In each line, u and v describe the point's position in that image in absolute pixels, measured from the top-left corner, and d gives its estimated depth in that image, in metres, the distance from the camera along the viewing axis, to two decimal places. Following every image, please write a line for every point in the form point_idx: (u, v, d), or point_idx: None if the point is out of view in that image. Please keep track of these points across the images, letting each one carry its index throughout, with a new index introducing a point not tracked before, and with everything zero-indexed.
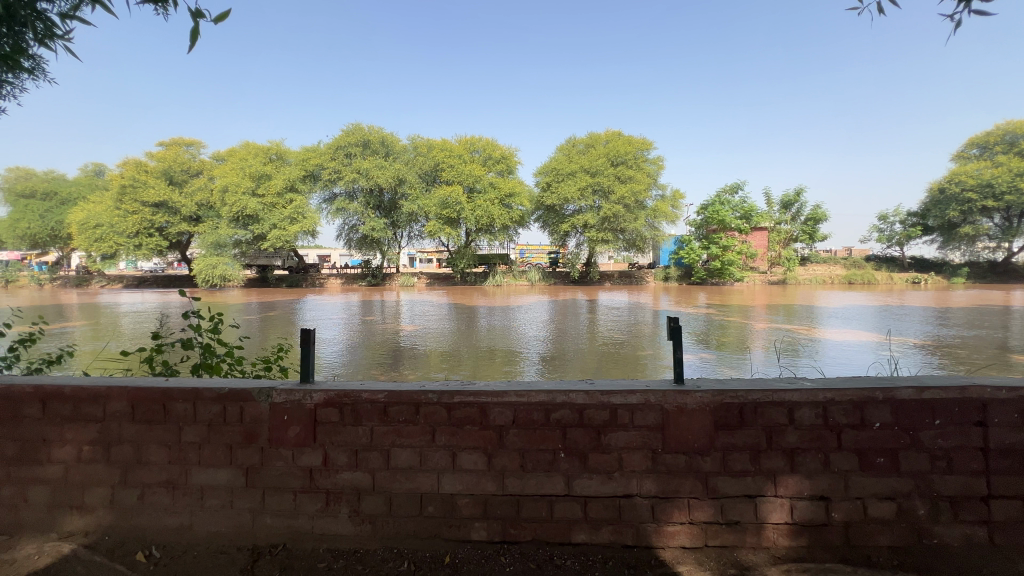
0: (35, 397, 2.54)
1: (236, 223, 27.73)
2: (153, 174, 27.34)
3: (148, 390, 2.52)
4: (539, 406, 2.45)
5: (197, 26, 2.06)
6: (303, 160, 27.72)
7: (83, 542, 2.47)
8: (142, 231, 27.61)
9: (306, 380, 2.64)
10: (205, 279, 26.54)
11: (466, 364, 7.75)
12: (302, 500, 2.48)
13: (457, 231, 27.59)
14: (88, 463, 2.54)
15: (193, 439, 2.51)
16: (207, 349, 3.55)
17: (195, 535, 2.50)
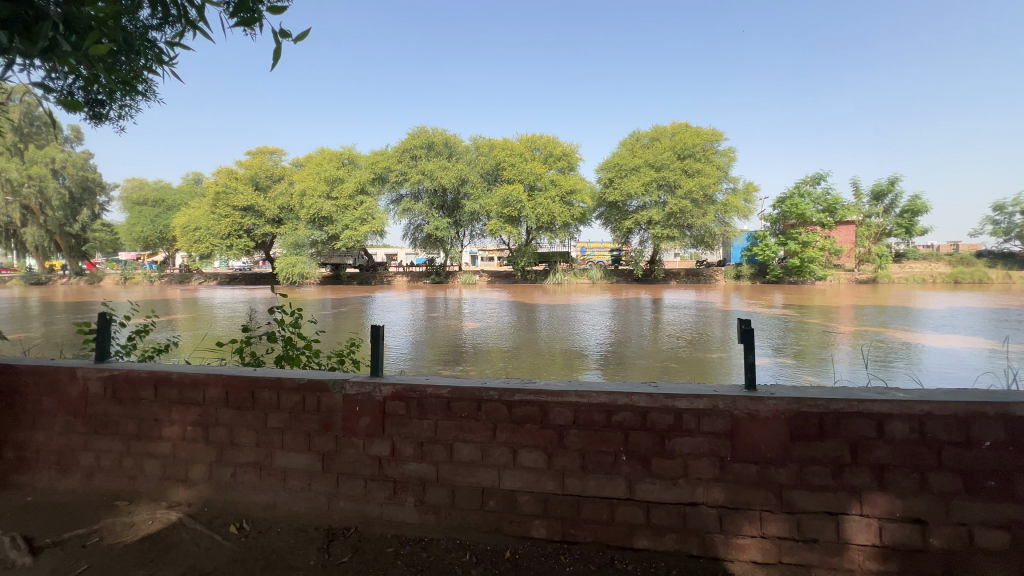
0: (149, 381, 2.89)
1: (313, 224, 29.73)
2: (242, 181, 29.97)
3: (240, 378, 2.78)
4: (600, 407, 2.43)
5: (279, 45, 2.21)
6: (373, 163, 29.20)
7: (187, 511, 2.78)
8: (233, 233, 30.38)
9: (376, 373, 2.79)
10: (286, 277, 28.74)
11: (527, 362, 7.83)
12: (372, 487, 2.62)
13: (518, 229, 27.78)
14: (190, 442, 2.85)
15: (277, 425, 2.74)
16: (288, 342, 3.85)
17: (279, 513, 2.72)
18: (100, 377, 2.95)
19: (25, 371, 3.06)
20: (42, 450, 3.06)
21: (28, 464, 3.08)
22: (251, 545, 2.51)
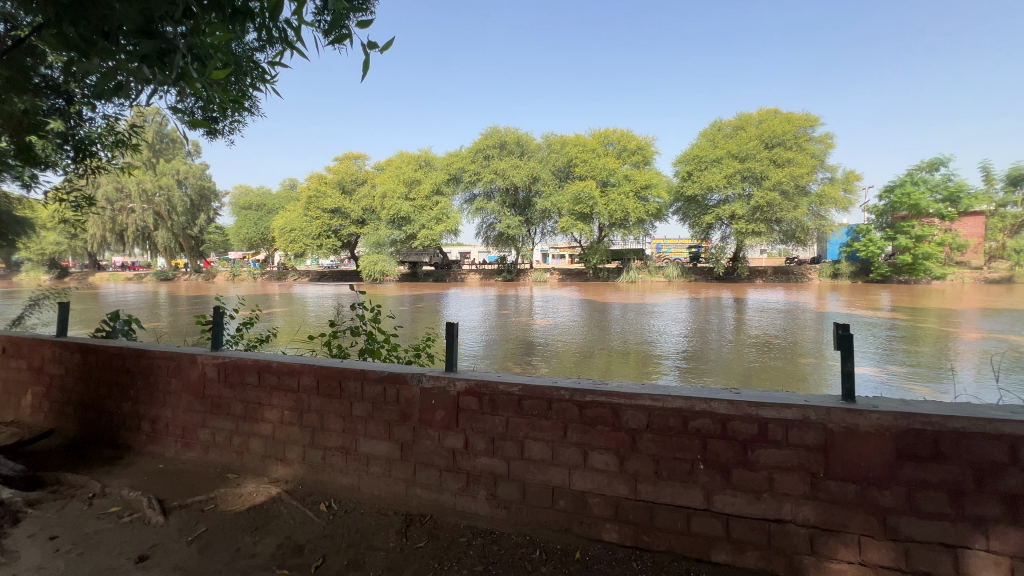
0: (254, 368, 3.23)
1: (393, 224, 31.39)
2: (331, 185, 32.40)
3: (329, 368, 3.01)
4: (676, 412, 2.33)
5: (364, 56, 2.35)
6: (448, 165, 30.29)
7: (284, 487, 3.07)
8: (323, 233, 32.93)
9: (450, 368, 2.89)
10: (369, 274, 30.64)
11: (599, 362, 7.71)
12: (447, 478, 2.73)
13: (590, 227, 27.35)
14: (287, 426, 3.15)
15: (362, 413, 2.93)
16: (371, 336, 4.10)
17: (363, 496, 2.92)
18: (215, 363, 3.35)
19: (158, 355, 3.54)
20: (170, 424, 3.53)
21: (160, 435, 3.58)
22: (338, 524, 2.72)
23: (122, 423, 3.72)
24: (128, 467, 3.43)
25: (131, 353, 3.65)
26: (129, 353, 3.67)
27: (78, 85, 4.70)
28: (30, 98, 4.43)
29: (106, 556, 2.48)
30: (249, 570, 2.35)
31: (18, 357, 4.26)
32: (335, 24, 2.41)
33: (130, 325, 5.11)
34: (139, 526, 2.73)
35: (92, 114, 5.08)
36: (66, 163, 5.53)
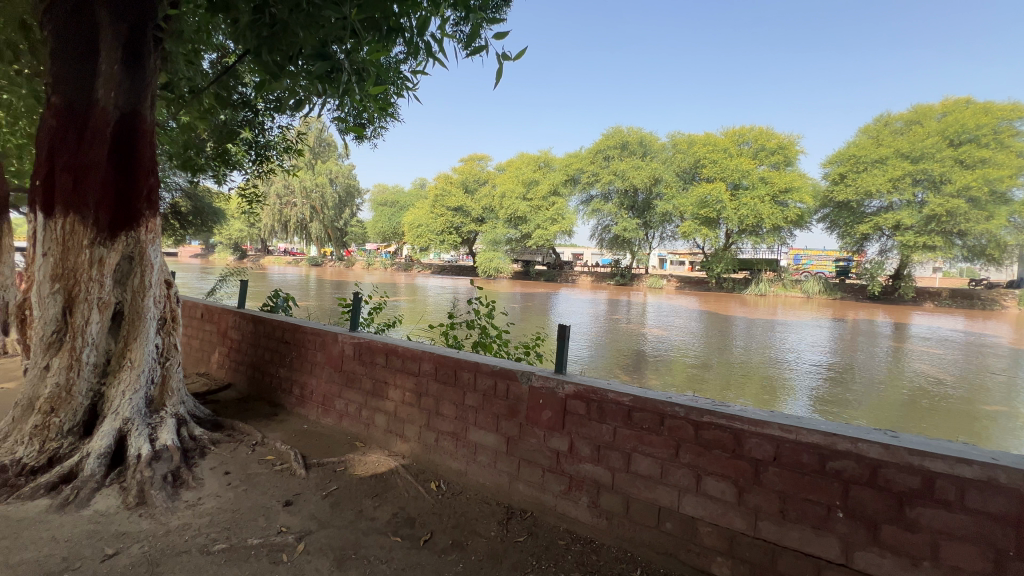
0: (383, 350, 3.57)
1: (510, 223, 32.47)
2: (456, 185, 34.63)
3: (447, 358, 3.21)
4: (811, 447, 2.06)
5: (499, 65, 2.52)
6: (567, 166, 30.18)
7: (401, 462, 3.36)
8: (446, 230, 35.28)
9: (559, 369, 2.89)
10: (484, 271, 32.13)
11: (717, 380, 7.14)
12: (549, 478, 2.75)
13: (716, 232, 25.34)
14: (408, 406, 3.43)
15: (473, 403, 3.08)
16: (484, 330, 4.30)
17: (469, 482, 3.07)
18: (352, 342, 3.78)
19: (308, 331, 4.11)
20: (314, 391, 4.08)
21: (306, 400, 4.15)
22: (446, 505, 2.90)
23: (279, 385, 4.40)
24: (281, 424, 4.04)
25: (289, 327, 4.28)
26: (287, 326, 4.31)
27: (262, 100, 5.63)
28: (230, 111, 5.45)
29: (262, 495, 2.95)
30: (369, 531, 2.62)
31: (210, 321, 5.26)
32: (474, 35, 2.59)
33: (288, 302, 6.00)
34: (286, 475, 3.19)
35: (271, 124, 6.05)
36: (249, 165, 6.65)
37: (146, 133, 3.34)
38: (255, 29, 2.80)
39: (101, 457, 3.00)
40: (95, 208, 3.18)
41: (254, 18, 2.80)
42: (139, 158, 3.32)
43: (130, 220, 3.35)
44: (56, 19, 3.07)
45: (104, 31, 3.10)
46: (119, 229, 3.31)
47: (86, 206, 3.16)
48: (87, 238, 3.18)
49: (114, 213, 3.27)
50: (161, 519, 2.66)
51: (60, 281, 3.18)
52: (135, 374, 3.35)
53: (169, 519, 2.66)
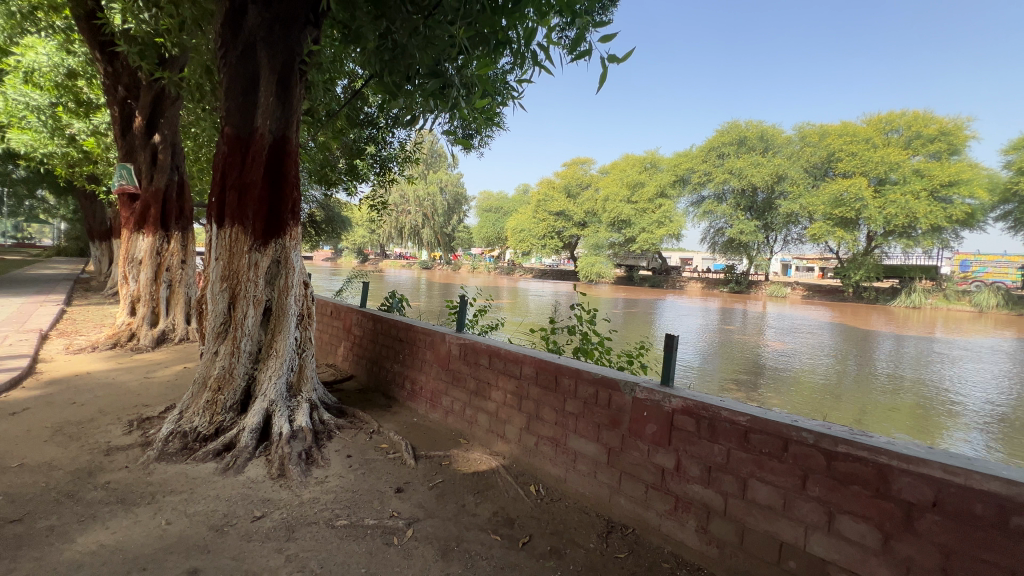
0: (487, 351, 3.68)
1: (613, 227, 31.76)
2: (558, 190, 35.00)
3: (548, 363, 3.21)
4: (986, 497, 1.69)
5: (605, 69, 2.44)
6: (675, 165, 28.68)
7: (502, 462, 3.43)
8: (548, 234, 35.62)
9: (666, 381, 2.73)
10: (585, 276, 32.34)
11: (854, 404, 6.27)
12: (653, 496, 2.62)
13: (854, 234, 22.23)
14: (509, 408, 3.49)
15: (573, 410, 3.04)
16: (585, 336, 4.23)
17: (568, 489, 3.04)
18: (458, 343, 3.96)
19: (419, 330, 4.40)
20: (424, 387, 4.35)
21: (416, 395, 4.44)
22: (545, 509, 2.90)
23: (393, 379, 4.77)
24: (395, 415, 4.37)
25: (403, 326, 4.63)
26: (401, 325, 4.67)
27: (384, 118, 6.17)
28: (357, 130, 6.07)
29: (378, 480, 3.22)
30: (471, 526, 2.71)
31: (338, 318, 5.88)
32: (579, 41, 2.56)
33: (403, 303, 6.49)
34: (398, 464, 3.44)
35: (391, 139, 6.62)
36: (373, 177, 7.34)
37: (293, 153, 3.85)
38: (379, 56, 3.08)
39: (252, 432, 3.51)
40: (252, 219, 3.76)
41: (379, 44, 3.08)
42: (287, 175, 3.83)
43: (278, 230, 3.88)
44: (229, 61, 3.68)
45: (263, 70, 3.64)
46: (270, 237, 3.86)
47: (246, 218, 3.76)
48: (246, 244, 3.78)
49: (267, 224, 3.82)
50: (297, 491, 3.03)
51: (227, 281, 3.81)
52: (279, 362, 3.85)
53: (302, 492, 3.02)
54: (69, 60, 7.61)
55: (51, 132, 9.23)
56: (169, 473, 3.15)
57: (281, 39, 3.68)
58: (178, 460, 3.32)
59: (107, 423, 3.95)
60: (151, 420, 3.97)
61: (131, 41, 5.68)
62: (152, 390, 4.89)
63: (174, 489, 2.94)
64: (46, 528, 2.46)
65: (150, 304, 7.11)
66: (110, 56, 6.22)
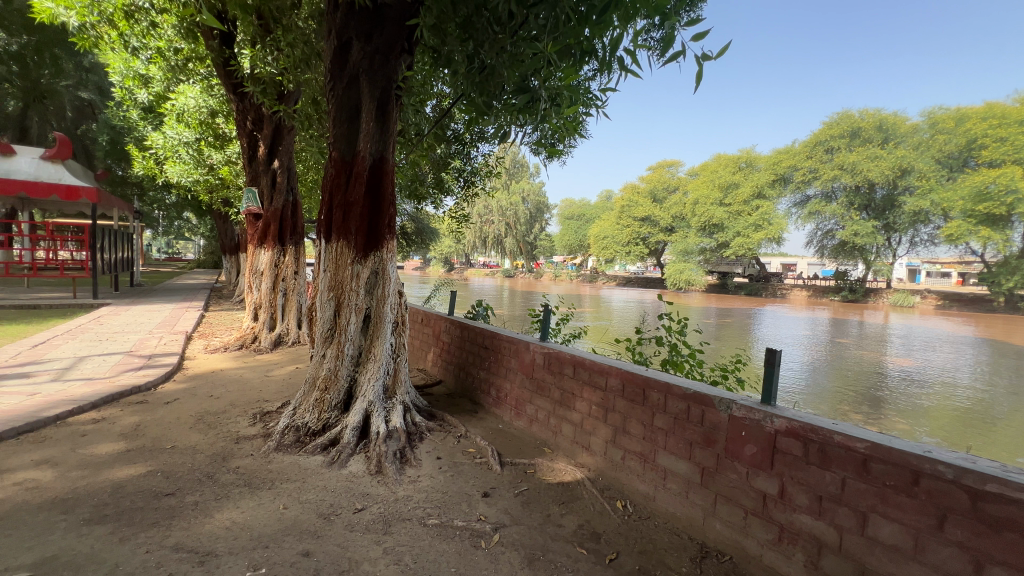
0: (571, 361, 3.66)
1: (703, 232, 30.05)
2: (643, 195, 33.91)
3: (635, 375, 3.12)
4: None
5: (701, 67, 2.38)
6: (774, 164, 26.42)
7: (588, 474, 3.38)
8: (633, 241, 34.63)
9: (767, 400, 2.52)
10: (673, 283, 30.91)
11: (1006, 436, 5.32)
12: (753, 523, 2.43)
13: (1004, 234, 18.94)
14: (594, 420, 3.43)
15: (663, 425, 2.92)
16: (674, 348, 4.03)
17: (657, 507, 2.92)
18: (542, 352, 3.98)
19: (504, 338, 4.49)
20: (509, 394, 4.43)
21: (502, 401, 4.54)
22: (634, 527, 2.81)
23: (480, 386, 4.92)
24: (481, 421, 4.50)
25: (489, 333, 4.76)
26: (487, 333, 4.80)
27: (470, 133, 6.44)
28: (445, 146, 6.40)
29: (465, 483, 3.34)
30: (556, 537, 2.71)
31: (428, 325, 6.21)
32: (669, 43, 2.50)
33: (487, 311, 6.67)
34: (485, 469, 3.54)
35: (475, 153, 6.89)
36: (458, 190, 7.69)
37: (390, 172, 4.15)
38: (470, 78, 3.24)
39: (354, 429, 3.82)
40: (355, 234, 4.11)
41: (468, 66, 3.25)
42: (385, 193, 4.14)
43: (377, 243, 4.20)
44: (337, 92, 4.08)
45: (365, 99, 3.98)
46: (370, 250, 4.19)
47: (349, 233, 4.13)
48: (350, 257, 4.15)
49: (367, 238, 4.16)
50: (392, 488, 3.24)
51: (333, 291, 4.20)
52: (377, 366, 4.16)
53: (398, 489, 3.23)
54: (210, 101, 8.89)
55: (195, 163, 10.82)
56: (285, 462, 3.53)
57: (381, 69, 4.00)
58: (293, 451, 3.71)
59: (236, 415, 4.52)
60: (270, 414, 4.48)
61: (257, 81, 6.50)
62: (271, 388, 5.52)
63: (290, 478, 3.29)
64: (191, 504, 2.87)
65: (269, 311, 8.04)
66: (240, 96, 7.16)
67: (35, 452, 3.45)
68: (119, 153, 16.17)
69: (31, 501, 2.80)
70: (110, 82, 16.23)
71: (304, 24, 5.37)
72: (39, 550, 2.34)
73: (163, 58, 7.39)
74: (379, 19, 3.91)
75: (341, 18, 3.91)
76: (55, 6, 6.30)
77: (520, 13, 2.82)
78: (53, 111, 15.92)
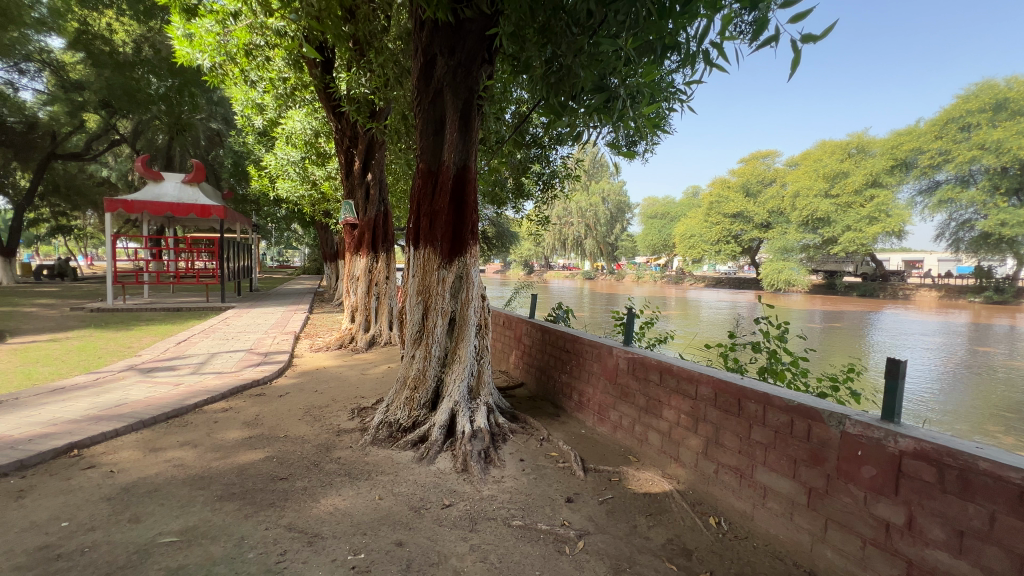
0: (657, 367, 3.51)
1: (806, 227, 27.40)
2: (734, 189, 31.71)
3: (728, 384, 2.91)
4: None
5: (799, 51, 2.18)
6: (892, 147, 23.36)
7: (677, 486, 3.21)
8: (723, 239, 32.60)
9: (890, 417, 2.22)
10: (770, 283, 28.55)
11: None
12: (873, 555, 2.16)
13: None
14: (684, 429, 3.26)
15: (761, 440, 2.70)
16: (774, 355, 3.70)
17: (756, 527, 2.71)
18: (626, 357, 3.86)
19: (587, 343, 4.43)
20: (591, 399, 4.36)
21: (584, 406, 4.48)
22: (729, 546, 2.63)
23: (562, 389, 4.89)
24: (564, 425, 4.48)
25: (571, 337, 4.72)
26: (569, 337, 4.77)
27: (548, 137, 6.48)
28: (525, 151, 6.49)
29: (549, 487, 3.34)
30: (644, 550, 2.62)
31: (509, 328, 6.31)
32: (762, 27, 2.31)
33: (568, 314, 6.62)
34: (568, 474, 3.51)
35: (554, 156, 6.92)
36: (537, 193, 7.78)
37: (472, 180, 4.28)
38: (547, 82, 3.26)
39: (441, 428, 3.98)
40: (440, 241, 4.30)
41: (545, 70, 3.28)
42: (468, 201, 4.28)
43: (461, 249, 4.35)
44: (423, 107, 4.30)
45: (449, 111, 4.16)
46: (454, 255, 4.36)
47: (435, 240, 4.33)
48: (436, 263, 4.36)
49: (451, 244, 4.33)
50: (477, 486, 3.34)
51: (421, 295, 4.44)
52: (462, 367, 4.31)
53: (482, 488, 3.32)
54: (313, 122, 9.79)
55: (301, 179, 11.98)
56: (380, 456, 3.79)
57: (465, 82, 4.15)
58: (386, 445, 3.97)
59: (338, 410, 4.93)
60: (366, 409, 4.82)
61: (352, 101, 7.01)
62: (367, 385, 5.96)
63: (384, 471, 3.52)
64: (301, 489, 3.18)
65: (364, 313, 8.67)
66: (338, 116, 7.81)
67: (181, 434, 4.03)
68: (241, 174, 18.42)
69: (177, 476, 3.28)
70: (233, 112, 19.05)
71: (392, 45, 5.73)
72: (183, 519, 2.73)
73: (275, 87, 8.28)
74: (461, 33, 4.04)
75: (427, 36, 4.12)
76: (193, 52, 7.20)
77: (599, 13, 2.78)
78: (191, 141, 18.52)
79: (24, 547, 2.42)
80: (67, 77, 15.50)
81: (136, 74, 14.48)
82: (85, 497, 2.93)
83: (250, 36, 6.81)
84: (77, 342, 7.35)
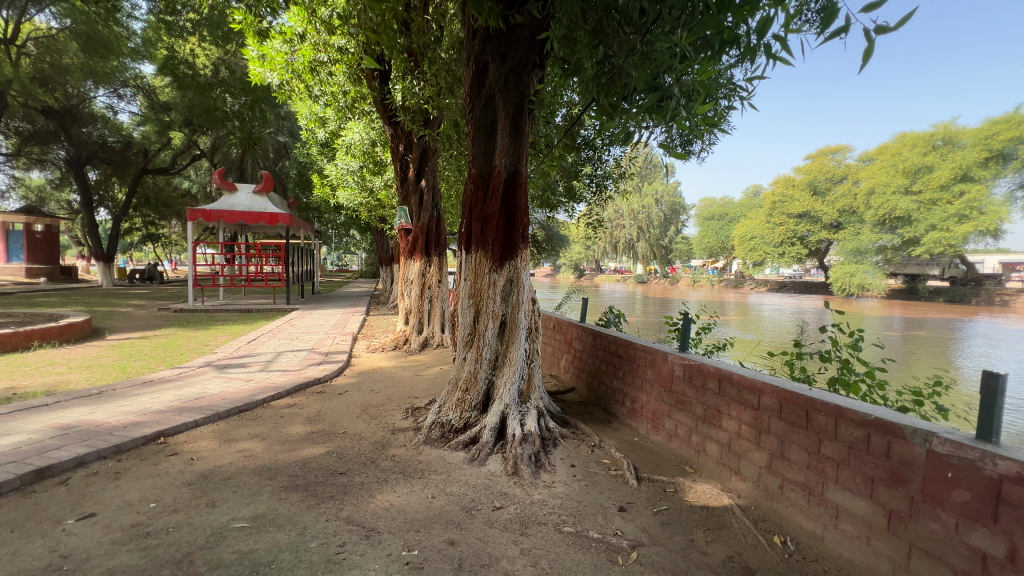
0: (716, 375, 3.36)
1: (882, 227, 25.41)
2: (800, 187, 29.89)
3: (796, 394, 2.74)
4: None
5: (873, 42, 2.02)
6: (985, 137, 20.91)
7: (738, 501, 3.04)
8: (787, 241, 30.92)
9: (986, 437, 2.00)
10: (841, 288, 26.70)
11: None
12: None
13: None
14: (746, 441, 3.08)
15: (833, 455, 2.51)
16: (846, 365, 3.41)
17: (827, 549, 2.52)
18: (681, 363, 3.73)
19: (640, 348, 4.32)
20: (645, 406, 4.25)
21: (637, 413, 4.37)
22: (797, 568, 2.45)
23: (613, 395, 4.80)
24: (615, 432, 4.38)
25: (623, 342, 4.62)
26: (621, 341, 4.67)
27: (600, 138, 6.40)
28: (575, 152, 6.44)
29: (601, 495, 3.27)
30: (701, 565, 2.50)
31: (559, 332, 6.28)
32: (830, 17, 2.17)
33: (619, 318, 6.47)
34: (621, 482, 3.42)
35: (606, 158, 6.82)
36: (589, 195, 7.73)
37: (524, 184, 4.30)
38: (596, 82, 3.24)
39: (492, 430, 4.01)
40: (492, 245, 4.36)
41: (597, 71, 3.23)
42: (519, 204, 4.30)
43: (512, 252, 4.39)
44: (475, 114, 4.37)
45: (500, 116, 4.21)
46: (505, 259, 4.40)
47: (487, 244, 4.39)
48: (487, 267, 4.41)
49: (502, 247, 4.37)
50: (528, 490, 3.34)
51: (473, 298, 4.50)
52: (512, 370, 4.33)
53: (533, 492, 3.31)
54: (371, 133, 10.22)
55: (359, 188, 12.55)
56: (433, 455, 3.88)
57: (516, 87, 4.18)
58: (438, 445, 4.05)
59: (393, 409, 5.10)
60: (419, 409, 4.95)
61: (407, 111, 7.28)
62: (421, 385, 6.12)
63: (437, 470, 3.60)
64: (358, 483, 3.31)
65: (418, 315, 8.93)
66: (394, 126, 8.13)
67: (250, 427, 4.32)
68: (305, 184, 19.56)
69: (246, 465, 3.52)
70: (298, 125, 20.30)
71: (445, 55, 5.88)
72: (253, 506, 2.93)
73: (336, 101, 8.71)
74: (512, 39, 4.07)
75: (479, 44, 4.20)
76: (264, 71, 7.73)
77: (652, 10, 2.72)
78: (261, 153, 19.92)
79: (120, 524, 2.69)
80: (157, 99, 17.21)
81: (214, 94, 15.54)
82: (169, 481, 3.21)
83: (314, 54, 7.22)
84: (163, 340, 8.09)
